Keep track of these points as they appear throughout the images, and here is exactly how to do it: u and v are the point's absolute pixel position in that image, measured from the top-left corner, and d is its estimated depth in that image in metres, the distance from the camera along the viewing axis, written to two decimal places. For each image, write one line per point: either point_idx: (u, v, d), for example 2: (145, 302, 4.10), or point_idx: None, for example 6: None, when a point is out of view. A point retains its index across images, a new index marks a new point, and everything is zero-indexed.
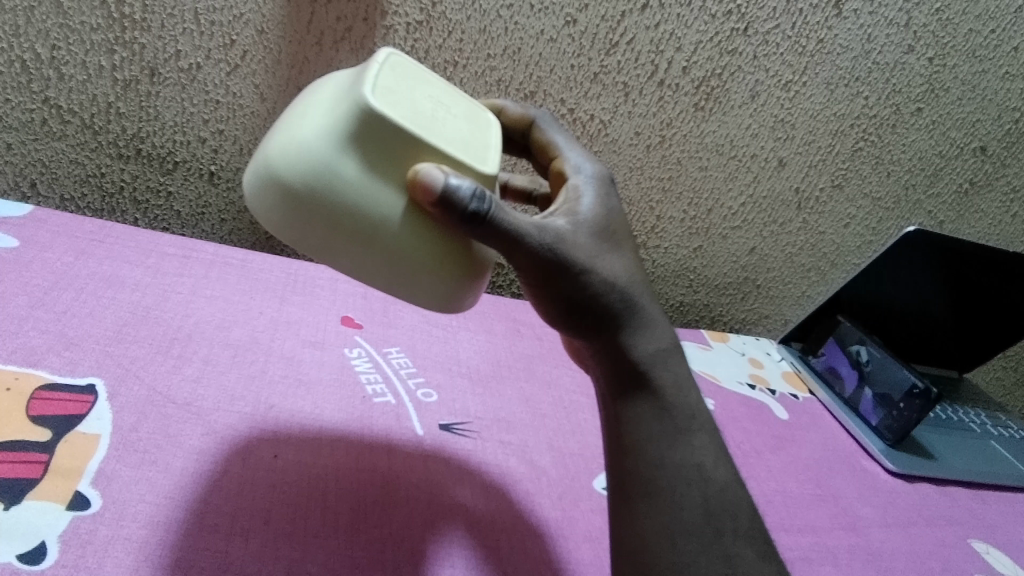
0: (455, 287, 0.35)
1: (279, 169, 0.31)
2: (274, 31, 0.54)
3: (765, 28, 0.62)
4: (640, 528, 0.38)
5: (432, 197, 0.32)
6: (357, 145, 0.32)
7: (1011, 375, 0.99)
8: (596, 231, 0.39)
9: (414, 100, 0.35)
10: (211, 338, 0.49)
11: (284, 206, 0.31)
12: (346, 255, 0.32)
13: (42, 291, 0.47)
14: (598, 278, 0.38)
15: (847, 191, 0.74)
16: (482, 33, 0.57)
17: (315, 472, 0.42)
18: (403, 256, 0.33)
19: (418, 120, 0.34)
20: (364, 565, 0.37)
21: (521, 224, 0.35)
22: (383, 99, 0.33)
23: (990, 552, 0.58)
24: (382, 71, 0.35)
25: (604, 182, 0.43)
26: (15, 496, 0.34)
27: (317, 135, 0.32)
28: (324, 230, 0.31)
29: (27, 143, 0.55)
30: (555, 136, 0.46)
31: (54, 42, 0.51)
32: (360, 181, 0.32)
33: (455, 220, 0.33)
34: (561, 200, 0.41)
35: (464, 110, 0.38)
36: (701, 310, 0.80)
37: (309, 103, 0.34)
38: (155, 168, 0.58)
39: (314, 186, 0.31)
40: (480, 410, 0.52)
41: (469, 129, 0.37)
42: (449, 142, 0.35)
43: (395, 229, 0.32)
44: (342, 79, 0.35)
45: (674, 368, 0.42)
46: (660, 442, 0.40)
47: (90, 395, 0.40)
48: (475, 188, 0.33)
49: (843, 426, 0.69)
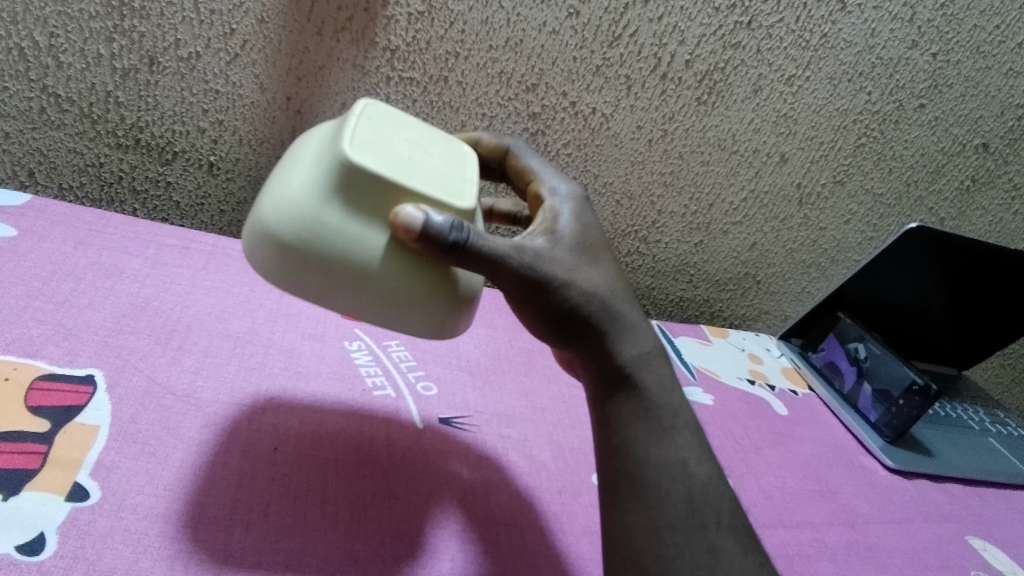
0: (446, 312, 0.37)
1: (271, 223, 0.33)
2: (275, 20, 0.53)
3: (769, 21, 0.61)
4: (628, 524, 0.38)
5: (414, 233, 0.34)
6: (341, 194, 0.34)
7: (1009, 372, 0.99)
8: (574, 245, 0.41)
9: (394, 144, 0.37)
10: (211, 330, 0.48)
11: (279, 256, 0.33)
12: (340, 295, 0.34)
13: (41, 282, 0.46)
14: (579, 290, 0.39)
15: (849, 187, 0.73)
16: (484, 24, 0.57)
17: (313, 464, 0.41)
18: (394, 290, 0.35)
19: (395, 165, 0.35)
20: (363, 559, 0.37)
21: (500, 248, 0.36)
22: (362, 150, 0.35)
23: (987, 549, 0.58)
24: (361, 121, 0.37)
25: (580, 202, 0.44)
26: (13, 486, 0.34)
27: (303, 192, 0.33)
28: (318, 275, 0.33)
29: (25, 132, 0.55)
30: (530, 161, 0.47)
31: (52, 30, 0.51)
32: (349, 227, 0.34)
33: (438, 251, 0.34)
34: (539, 220, 0.42)
35: (442, 146, 0.40)
36: (701, 305, 0.80)
37: (294, 162, 0.36)
38: (155, 158, 0.58)
39: (305, 238, 0.33)
40: (479, 403, 0.52)
41: (448, 166, 0.39)
42: (427, 182, 0.36)
43: (384, 269, 0.34)
44: (324, 134, 0.37)
45: (657, 370, 0.42)
46: (646, 440, 0.40)
47: (89, 386, 0.40)
48: (454, 220, 0.35)
49: (842, 422, 0.70)
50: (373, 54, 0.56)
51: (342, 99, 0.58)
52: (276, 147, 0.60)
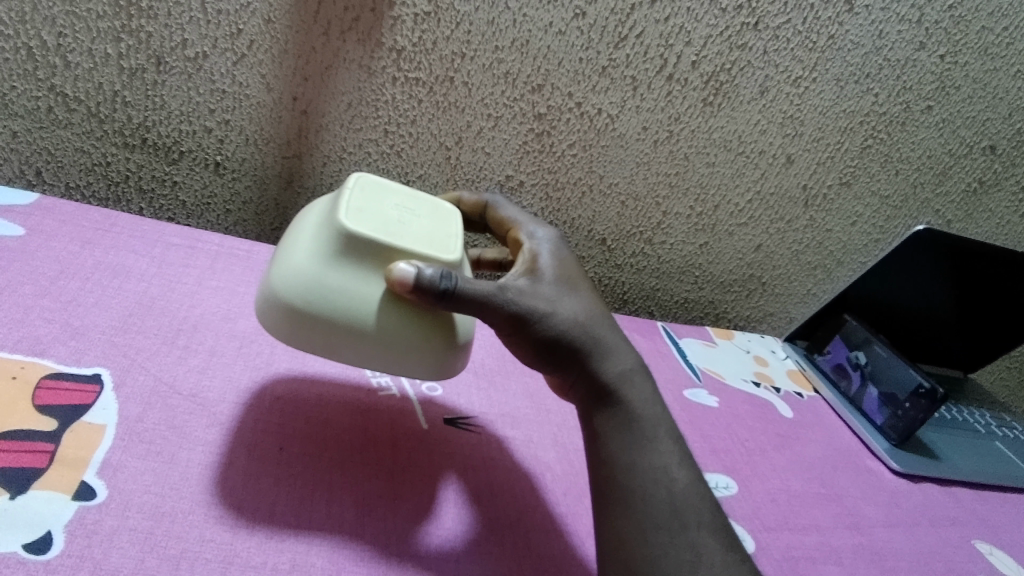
0: (442, 355, 0.40)
1: (281, 291, 0.38)
2: (282, 20, 0.53)
3: (776, 22, 0.61)
4: (629, 526, 0.37)
5: (407, 286, 0.38)
6: (341, 260, 0.38)
7: (1015, 375, 0.99)
8: (553, 280, 0.44)
9: (386, 210, 0.42)
10: (217, 330, 0.49)
11: (289, 319, 0.37)
12: (346, 349, 0.38)
13: (48, 280, 0.47)
14: (562, 320, 0.42)
15: (855, 189, 0.73)
16: (490, 25, 0.56)
17: (320, 463, 0.42)
18: (393, 339, 0.39)
19: (386, 228, 0.40)
20: (369, 559, 0.37)
21: (487, 290, 0.40)
22: (357, 219, 0.39)
23: (993, 553, 0.58)
24: (354, 192, 0.41)
25: (556, 243, 0.48)
26: (20, 485, 0.34)
27: (306, 261, 0.38)
28: (324, 332, 0.37)
29: (32, 131, 0.55)
30: (508, 213, 0.52)
31: (60, 29, 0.51)
32: (349, 287, 0.38)
33: (432, 299, 0.38)
34: (520, 261, 0.46)
35: (428, 206, 0.45)
36: (706, 307, 0.80)
37: (298, 234, 0.41)
38: (161, 158, 0.58)
39: (309, 300, 0.37)
40: (484, 404, 0.52)
41: (434, 224, 0.43)
42: (415, 240, 0.41)
43: (382, 321, 0.38)
44: (323, 208, 0.42)
45: (641, 386, 0.43)
46: (631, 448, 0.40)
47: (96, 385, 0.40)
48: (442, 270, 0.38)
49: (848, 425, 0.69)
50: (380, 54, 0.56)
51: (347, 100, 0.58)
52: (283, 147, 0.60)
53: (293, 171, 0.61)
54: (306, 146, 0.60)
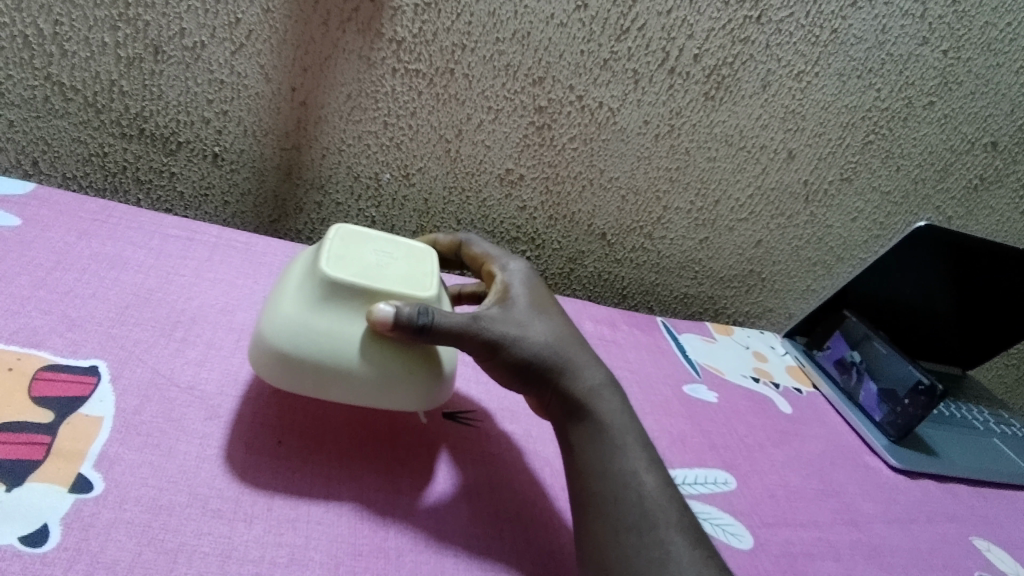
0: (430, 387, 0.40)
1: (269, 336, 0.38)
2: (280, 10, 0.53)
3: (779, 16, 0.60)
4: (615, 527, 0.37)
5: (388, 325, 0.38)
6: (326, 305, 0.39)
7: (1012, 372, 0.99)
8: (526, 307, 0.44)
9: (365, 254, 0.42)
10: (215, 322, 0.48)
11: (279, 362, 0.38)
12: (336, 387, 0.38)
13: (45, 272, 0.46)
14: (532, 344, 0.42)
15: (856, 184, 0.73)
16: (492, 16, 0.56)
17: (319, 457, 0.41)
18: (380, 374, 0.39)
19: (365, 271, 0.40)
20: (365, 552, 0.37)
21: (464, 322, 0.40)
22: (339, 265, 0.40)
23: (991, 550, 0.58)
24: (335, 241, 0.42)
25: (527, 273, 0.49)
26: (17, 476, 0.34)
27: (292, 306, 0.39)
28: (314, 372, 0.38)
29: (29, 120, 0.54)
30: (480, 247, 0.52)
31: (57, 17, 0.50)
32: (337, 330, 0.38)
33: (411, 335, 0.38)
34: (493, 292, 0.46)
35: (407, 249, 0.45)
36: (706, 302, 0.80)
37: (285, 281, 0.41)
38: (159, 148, 0.58)
39: (296, 342, 0.38)
40: (483, 398, 0.52)
41: (412, 264, 0.44)
42: (394, 281, 0.41)
43: (368, 359, 0.39)
44: (307, 256, 0.42)
45: (609, 401, 0.43)
46: (604, 453, 0.40)
47: (92, 376, 0.40)
48: (420, 306, 0.38)
49: (847, 421, 0.69)
50: (379, 45, 0.56)
51: (347, 91, 0.57)
52: (282, 138, 0.59)
53: (293, 163, 0.61)
54: (305, 137, 0.59)
